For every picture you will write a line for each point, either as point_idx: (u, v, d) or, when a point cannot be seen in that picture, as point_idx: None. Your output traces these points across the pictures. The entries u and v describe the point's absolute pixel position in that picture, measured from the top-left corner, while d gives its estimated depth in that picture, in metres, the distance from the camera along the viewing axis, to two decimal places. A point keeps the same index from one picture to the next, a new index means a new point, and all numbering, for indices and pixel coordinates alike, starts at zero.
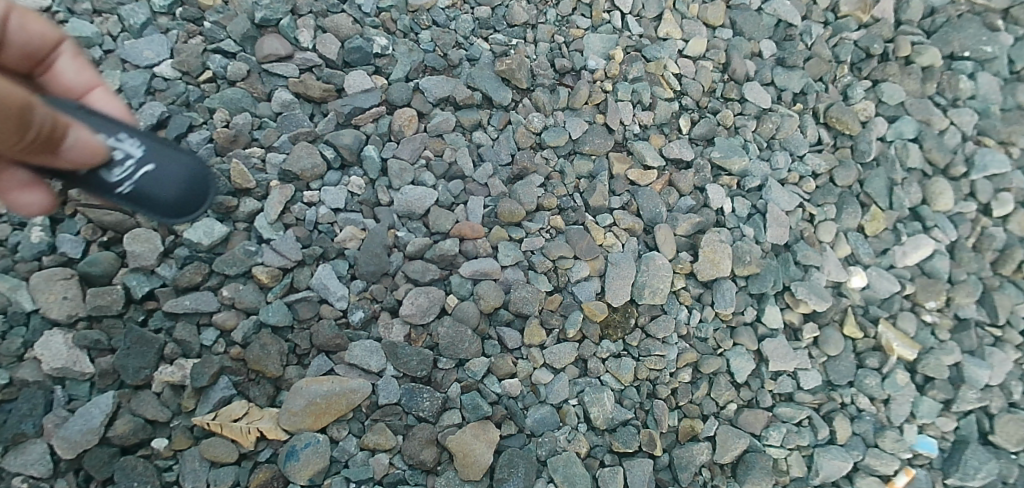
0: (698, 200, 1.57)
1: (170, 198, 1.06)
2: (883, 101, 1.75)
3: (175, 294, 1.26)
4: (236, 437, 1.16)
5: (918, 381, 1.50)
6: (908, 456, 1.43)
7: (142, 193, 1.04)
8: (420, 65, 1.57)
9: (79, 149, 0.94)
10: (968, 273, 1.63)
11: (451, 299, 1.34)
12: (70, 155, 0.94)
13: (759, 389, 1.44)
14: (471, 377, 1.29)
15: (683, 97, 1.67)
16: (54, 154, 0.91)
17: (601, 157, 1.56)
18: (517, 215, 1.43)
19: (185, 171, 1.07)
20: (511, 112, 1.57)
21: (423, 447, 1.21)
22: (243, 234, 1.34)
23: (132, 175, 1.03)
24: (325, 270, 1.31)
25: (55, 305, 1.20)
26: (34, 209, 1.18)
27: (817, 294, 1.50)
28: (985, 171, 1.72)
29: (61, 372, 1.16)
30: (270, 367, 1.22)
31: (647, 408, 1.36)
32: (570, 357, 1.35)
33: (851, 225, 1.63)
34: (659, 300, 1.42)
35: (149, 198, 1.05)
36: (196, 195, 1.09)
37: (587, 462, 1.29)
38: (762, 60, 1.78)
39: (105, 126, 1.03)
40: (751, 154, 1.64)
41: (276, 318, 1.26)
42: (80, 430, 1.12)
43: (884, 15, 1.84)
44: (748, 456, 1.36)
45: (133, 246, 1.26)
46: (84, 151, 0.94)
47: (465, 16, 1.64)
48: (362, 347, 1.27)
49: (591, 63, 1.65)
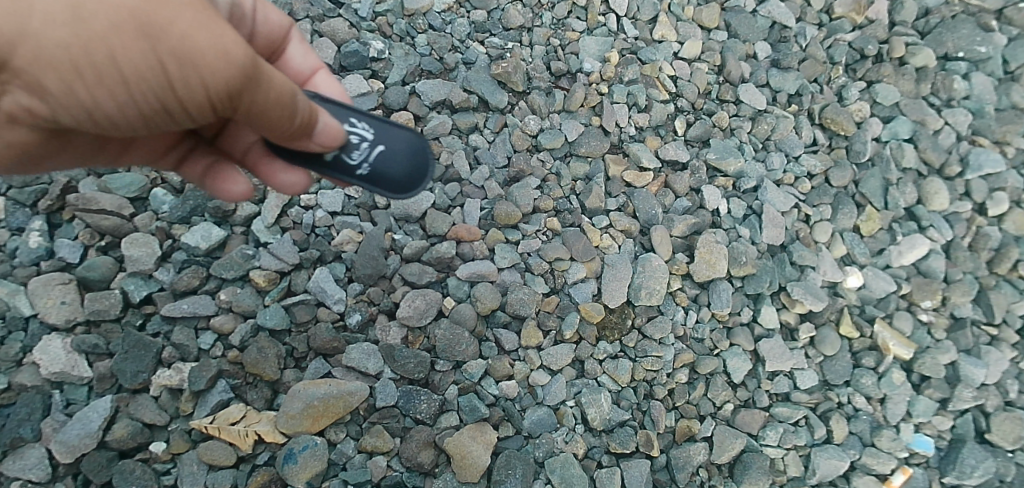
0: (694, 201, 1.58)
1: (398, 176, 0.94)
2: (878, 102, 1.77)
3: (173, 298, 1.27)
4: (234, 441, 1.16)
5: (914, 380, 1.51)
6: (905, 455, 1.44)
7: (376, 175, 0.94)
8: (416, 69, 1.57)
9: (326, 134, 0.87)
10: (963, 272, 1.63)
11: (448, 301, 1.35)
12: (318, 138, 0.87)
13: (756, 389, 1.44)
14: (468, 379, 1.30)
15: (678, 99, 1.68)
16: (297, 136, 0.86)
17: (597, 160, 1.57)
18: (513, 217, 1.44)
19: (407, 145, 0.94)
20: (507, 115, 1.57)
21: (420, 449, 1.21)
22: (241, 238, 1.34)
23: (369, 156, 0.93)
24: (322, 273, 1.31)
25: (53, 310, 1.21)
26: (298, 188, 1.14)
27: (813, 294, 1.50)
28: (980, 171, 1.73)
29: (60, 376, 1.17)
30: (267, 370, 1.22)
31: (645, 409, 1.36)
32: (567, 358, 1.36)
33: (847, 225, 1.63)
34: (655, 301, 1.43)
35: (383, 179, 0.94)
36: (421, 169, 0.95)
37: (584, 462, 1.30)
38: (757, 62, 1.79)
39: (341, 111, 0.95)
40: (747, 156, 1.65)
41: (273, 321, 1.26)
42: (78, 434, 1.12)
43: (878, 16, 1.85)
44: (745, 455, 1.37)
45: (131, 250, 1.27)
46: (329, 135, 0.88)
47: (461, 20, 1.65)
48: (360, 349, 1.27)
49: (587, 65, 1.66)
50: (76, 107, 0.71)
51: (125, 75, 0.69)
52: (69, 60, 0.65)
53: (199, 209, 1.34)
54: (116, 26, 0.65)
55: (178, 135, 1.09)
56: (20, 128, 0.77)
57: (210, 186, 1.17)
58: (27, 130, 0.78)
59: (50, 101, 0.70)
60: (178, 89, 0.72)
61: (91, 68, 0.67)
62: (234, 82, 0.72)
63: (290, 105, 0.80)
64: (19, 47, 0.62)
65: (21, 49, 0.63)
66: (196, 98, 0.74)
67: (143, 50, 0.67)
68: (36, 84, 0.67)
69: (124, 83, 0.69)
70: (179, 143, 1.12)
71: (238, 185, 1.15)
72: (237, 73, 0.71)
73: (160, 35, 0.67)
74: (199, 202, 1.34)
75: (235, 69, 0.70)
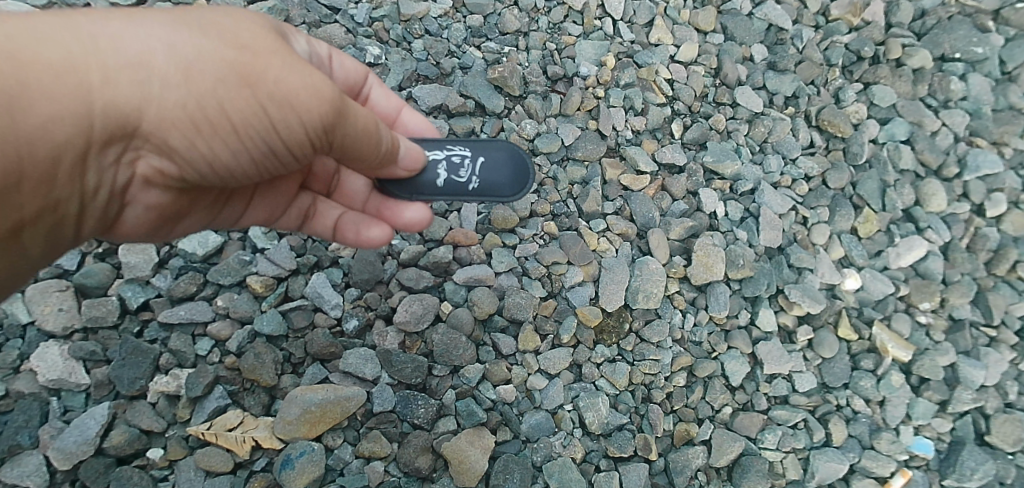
0: (691, 204, 1.58)
1: (503, 183, 1.06)
2: (874, 104, 1.77)
3: (170, 304, 1.27)
4: (231, 446, 1.16)
5: (913, 382, 1.51)
6: (905, 458, 1.44)
7: (484, 185, 1.05)
8: (413, 74, 1.58)
9: (409, 158, 1.00)
10: (962, 273, 1.63)
11: (445, 306, 1.35)
12: (405, 163, 1.00)
13: (754, 392, 1.44)
14: (465, 383, 1.30)
15: (675, 102, 1.68)
16: (391, 164, 0.99)
17: (594, 164, 1.57)
18: (510, 222, 1.44)
19: (503, 153, 1.06)
20: (504, 119, 1.58)
21: (418, 454, 1.21)
22: (238, 243, 1.35)
23: (473, 170, 1.05)
24: (319, 279, 1.32)
25: (50, 317, 1.21)
26: (420, 225, 1.16)
27: (811, 296, 1.50)
28: (978, 172, 1.73)
29: (57, 383, 1.17)
30: (264, 376, 1.22)
31: (643, 413, 1.36)
32: (564, 363, 1.35)
33: (844, 227, 1.63)
34: (653, 304, 1.43)
35: (491, 188, 1.06)
36: (522, 171, 1.06)
37: (583, 467, 1.29)
38: (753, 65, 1.79)
39: (434, 141, 1.08)
40: (744, 158, 1.65)
41: (270, 327, 1.27)
42: (75, 441, 1.12)
43: (875, 18, 1.86)
44: (744, 459, 1.37)
45: (128, 257, 1.28)
46: (411, 158, 1.00)
47: (458, 25, 1.66)
48: (357, 355, 1.27)
49: (583, 69, 1.66)
50: (197, 160, 0.81)
51: (235, 124, 0.78)
52: (191, 118, 0.75)
53: None
54: (222, 79, 0.74)
55: (295, 189, 1.15)
56: (147, 187, 0.87)
57: (343, 237, 1.21)
58: (154, 190, 0.88)
59: (177, 159, 0.80)
60: (280, 131, 0.81)
61: (208, 122, 0.76)
62: (327, 117, 0.81)
63: (376, 136, 0.89)
64: (147, 111, 0.72)
65: (149, 113, 0.73)
66: (296, 137, 0.83)
67: (247, 99, 0.76)
68: (164, 144, 0.77)
69: (235, 131, 0.79)
70: (298, 200, 1.17)
71: (371, 229, 1.18)
72: (329, 108, 0.80)
73: (258, 82, 0.76)
74: None
75: (326, 104, 0.79)
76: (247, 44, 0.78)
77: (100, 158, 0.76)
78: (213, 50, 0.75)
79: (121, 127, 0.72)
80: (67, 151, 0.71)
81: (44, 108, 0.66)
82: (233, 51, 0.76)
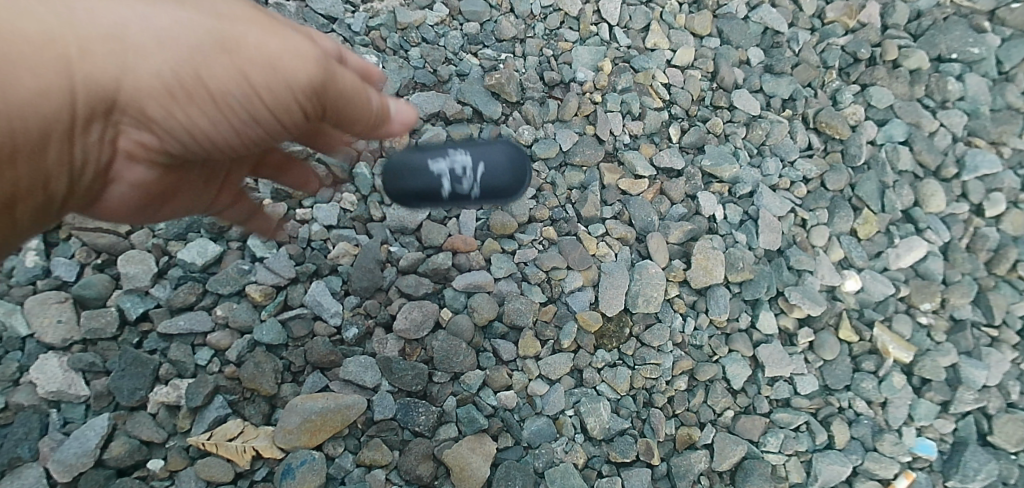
0: (690, 208, 1.58)
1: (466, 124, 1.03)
2: (872, 105, 1.77)
3: (169, 314, 1.27)
4: (232, 456, 1.16)
5: (915, 383, 1.50)
6: (908, 459, 1.43)
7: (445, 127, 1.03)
8: (410, 82, 1.59)
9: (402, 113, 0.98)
10: (962, 273, 1.63)
11: (445, 313, 1.35)
12: (396, 120, 0.98)
13: (756, 395, 1.44)
14: (466, 390, 1.29)
15: (672, 106, 1.68)
16: (383, 124, 0.97)
17: (592, 168, 1.57)
18: (509, 227, 1.44)
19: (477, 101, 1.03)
20: (502, 125, 1.58)
21: (420, 461, 1.20)
22: (237, 252, 1.35)
23: None
24: (318, 287, 1.32)
25: (49, 329, 1.21)
26: None
27: (811, 299, 1.50)
28: (976, 172, 1.72)
29: (56, 395, 1.17)
30: (265, 385, 1.22)
31: (645, 418, 1.36)
32: (565, 368, 1.35)
33: (844, 229, 1.63)
34: (653, 308, 1.42)
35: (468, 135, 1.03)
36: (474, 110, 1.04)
37: (585, 472, 1.29)
38: (750, 68, 1.79)
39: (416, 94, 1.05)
40: (742, 161, 1.65)
41: (270, 336, 1.27)
42: (75, 453, 1.12)
43: (870, 20, 1.86)
44: (746, 462, 1.36)
45: (127, 267, 1.28)
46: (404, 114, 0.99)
47: (454, 33, 1.67)
48: (357, 362, 1.27)
49: (580, 75, 1.66)
50: (179, 130, 0.80)
51: (218, 94, 0.76)
52: (171, 88, 0.73)
53: (194, 225, 1.35)
54: (203, 48, 0.72)
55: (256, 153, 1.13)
56: (132, 162, 0.88)
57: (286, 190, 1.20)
58: (138, 163, 0.88)
59: (157, 128, 0.79)
60: (266, 100, 0.79)
61: (190, 93, 0.74)
62: (315, 88, 0.79)
63: (364, 103, 0.88)
64: (128, 84, 0.70)
65: (129, 87, 0.70)
66: (282, 106, 0.81)
67: (233, 70, 0.74)
68: (146, 115, 0.75)
69: (219, 102, 0.77)
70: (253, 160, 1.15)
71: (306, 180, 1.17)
72: (319, 79, 0.78)
73: (241, 50, 0.74)
74: (195, 218, 1.35)
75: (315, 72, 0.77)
76: (228, 12, 0.75)
77: (81, 132, 0.75)
78: (194, 20, 0.72)
79: (100, 100, 0.70)
80: (46, 128, 0.69)
81: (27, 83, 0.63)
82: (215, 20, 0.73)
